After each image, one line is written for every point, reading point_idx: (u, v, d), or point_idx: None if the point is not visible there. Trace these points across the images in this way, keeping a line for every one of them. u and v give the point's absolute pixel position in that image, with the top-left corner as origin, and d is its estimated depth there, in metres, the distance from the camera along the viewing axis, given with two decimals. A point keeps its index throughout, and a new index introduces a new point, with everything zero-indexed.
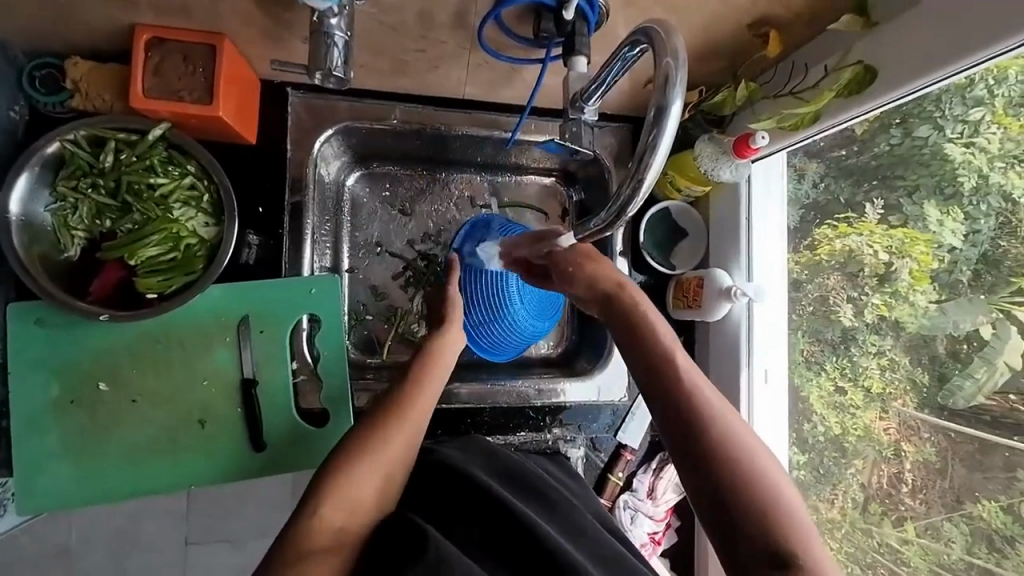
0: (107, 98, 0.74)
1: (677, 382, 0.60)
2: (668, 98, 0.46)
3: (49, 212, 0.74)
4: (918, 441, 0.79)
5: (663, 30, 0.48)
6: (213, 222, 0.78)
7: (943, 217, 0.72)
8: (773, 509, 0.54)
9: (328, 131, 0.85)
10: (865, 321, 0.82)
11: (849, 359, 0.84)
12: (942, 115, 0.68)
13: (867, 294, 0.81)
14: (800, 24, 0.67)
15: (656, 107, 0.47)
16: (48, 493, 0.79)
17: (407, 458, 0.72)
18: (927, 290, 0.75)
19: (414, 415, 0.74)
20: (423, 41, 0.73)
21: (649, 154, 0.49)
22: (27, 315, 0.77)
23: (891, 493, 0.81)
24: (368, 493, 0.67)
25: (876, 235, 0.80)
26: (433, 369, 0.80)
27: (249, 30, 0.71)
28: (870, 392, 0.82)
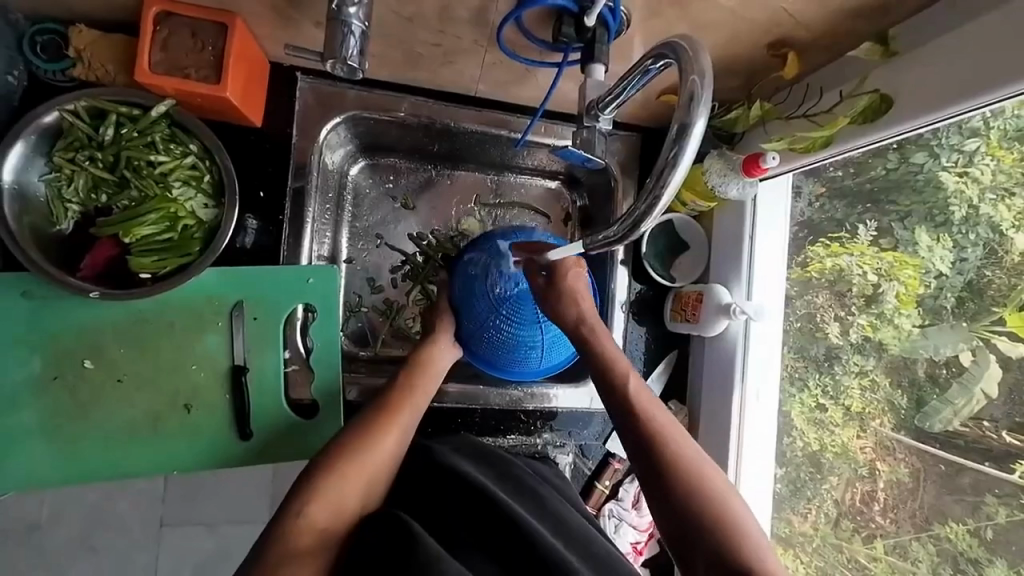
0: (110, 69, 0.72)
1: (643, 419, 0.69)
2: (692, 116, 0.46)
3: (45, 182, 0.72)
4: (893, 461, 0.80)
5: (691, 47, 0.48)
6: (212, 203, 0.76)
7: (933, 243, 0.73)
8: (727, 542, 0.60)
9: (335, 119, 0.84)
10: (849, 340, 0.83)
11: (830, 377, 0.86)
12: (938, 144, 0.68)
13: (854, 313, 0.82)
14: (823, 49, 0.67)
15: (679, 124, 0.47)
16: (24, 469, 0.77)
17: (392, 463, 0.71)
18: (912, 314, 0.76)
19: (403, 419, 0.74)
20: (440, 36, 0.72)
21: (669, 170, 0.48)
22: (13, 287, 0.75)
23: (862, 510, 0.82)
24: (352, 493, 0.67)
25: (867, 256, 0.81)
26: (425, 377, 0.79)
27: (262, 12, 0.69)
28: (850, 411, 0.83)
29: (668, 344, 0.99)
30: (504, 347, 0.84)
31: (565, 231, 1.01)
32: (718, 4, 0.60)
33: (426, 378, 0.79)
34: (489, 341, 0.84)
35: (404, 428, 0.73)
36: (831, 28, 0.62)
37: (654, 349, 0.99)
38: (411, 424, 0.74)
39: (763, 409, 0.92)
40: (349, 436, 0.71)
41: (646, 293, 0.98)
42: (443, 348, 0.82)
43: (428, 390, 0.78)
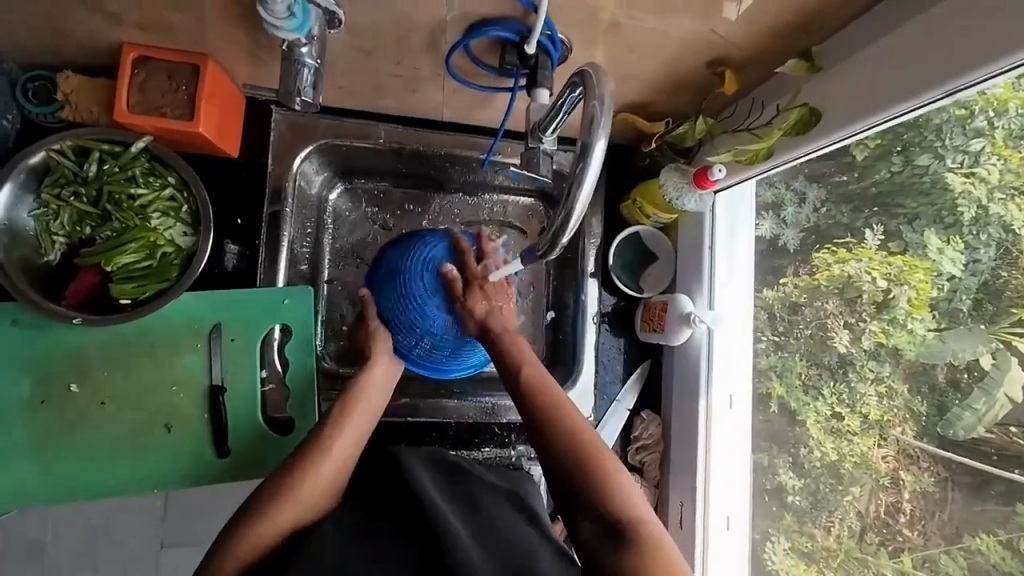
0: (94, 110, 0.78)
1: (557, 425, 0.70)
2: (592, 137, 0.49)
3: (33, 217, 0.77)
4: (917, 470, 0.73)
5: (597, 73, 0.51)
6: (191, 231, 0.80)
7: (943, 245, 0.68)
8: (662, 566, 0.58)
9: (308, 148, 0.89)
10: (862, 348, 0.77)
11: (846, 384, 0.79)
12: (942, 145, 0.65)
13: (864, 319, 0.77)
14: (760, 65, 0.69)
15: (583, 143, 0.50)
16: (15, 490, 0.80)
17: (340, 478, 0.71)
18: (926, 318, 0.71)
19: (341, 445, 0.72)
20: (400, 66, 0.76)
21: (575, 188, 0.51)
22: (6, 315, 0.80)
23: (889, 523, 0.75)
24: (299, 506, 0.66)
25: (876, 261, 0.75)
26: (370, 392, 0.79)
27: (232, 52, 0.74)
28: (868, 419, 0.77)
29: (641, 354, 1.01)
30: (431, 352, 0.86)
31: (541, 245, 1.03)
32: (650, 28, 0.63)
33: (373, 392, 0.80)
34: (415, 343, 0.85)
35: (350, 442, 0.73)
36: (762, 46, 0.65)
37: (629, 357, 1.01)
38: (358, 438, 0.74)
39: (737, 417, 0.93)
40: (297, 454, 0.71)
41: (618, 307, 1.00)
42: (386, 360, 0.83)
43: (377, 403, 0.79)
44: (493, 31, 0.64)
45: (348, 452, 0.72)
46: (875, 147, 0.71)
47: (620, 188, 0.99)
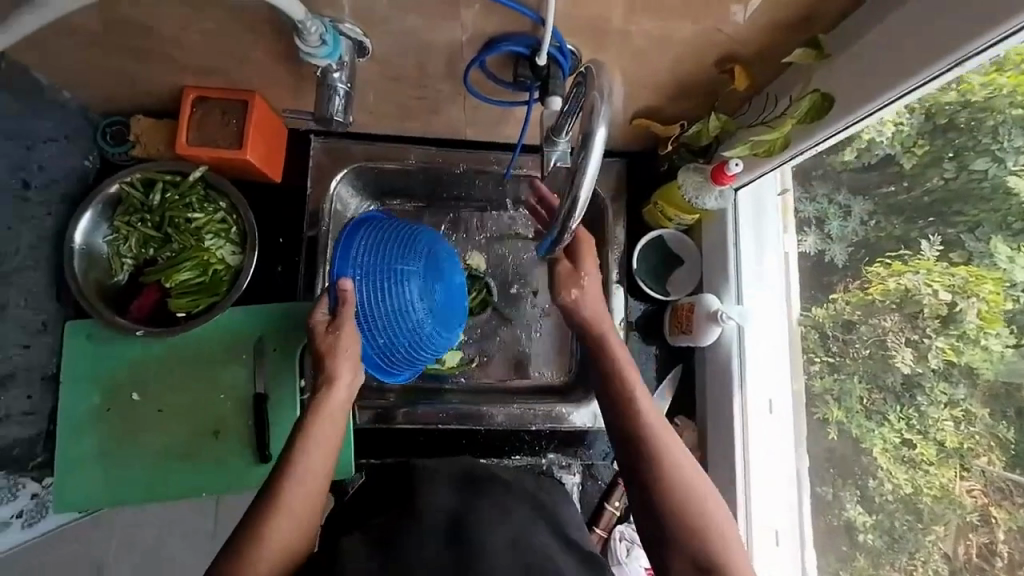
0: (160, 147, 0.88)
1: (650, 440, 0.64)
2: (593, 125, 0.52)
3: (107, 243, 0.86)
4: (1012, 507, 0.65)
5: (597, 69, 0.55)
6: (239, 250, 0.88)
7: (1015, 253, 0.63)
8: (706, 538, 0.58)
9: (342, 171, 0.95)
10: (930, 367, 0.71)
11: (915, 408, 0.73)
12: (1001, 147, 0.62)
13: (929, 336, 0.70)
14: (765, 60, 0.70)
15: (584, 133, 0.53)
16: (83, 495, 0.86)
17: (311, 507, 0.66)
18: (1003, 333, 0.65)
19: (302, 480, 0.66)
20: (422, 89, 0.82)
21: (580, 175, 0.54)
22: (80, 332, 0.87)
23: (984, 569, 0.67)
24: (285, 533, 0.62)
25: (935, 272, 0.70)
26: (331, 401, 0.72)
27: (273, 86, 0.82)
28: (945, 446, 0.70)
29: (670, 359, 0.99)
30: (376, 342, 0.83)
31: None
32: (651, 32, 0.66)
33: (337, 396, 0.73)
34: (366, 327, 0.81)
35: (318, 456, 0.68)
36: (768, 40, 0.67)
37: (660, 360, 0.99)
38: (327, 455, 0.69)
39: (779, 423, 0.90)
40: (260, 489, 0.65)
41: (647, 313, 1.00)
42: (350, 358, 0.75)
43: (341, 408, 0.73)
44: (505, 46, 0.68)
45: (319, 469, 0.68)
46: (924, 154, 0.70)
47: (641, 192, 1.00)
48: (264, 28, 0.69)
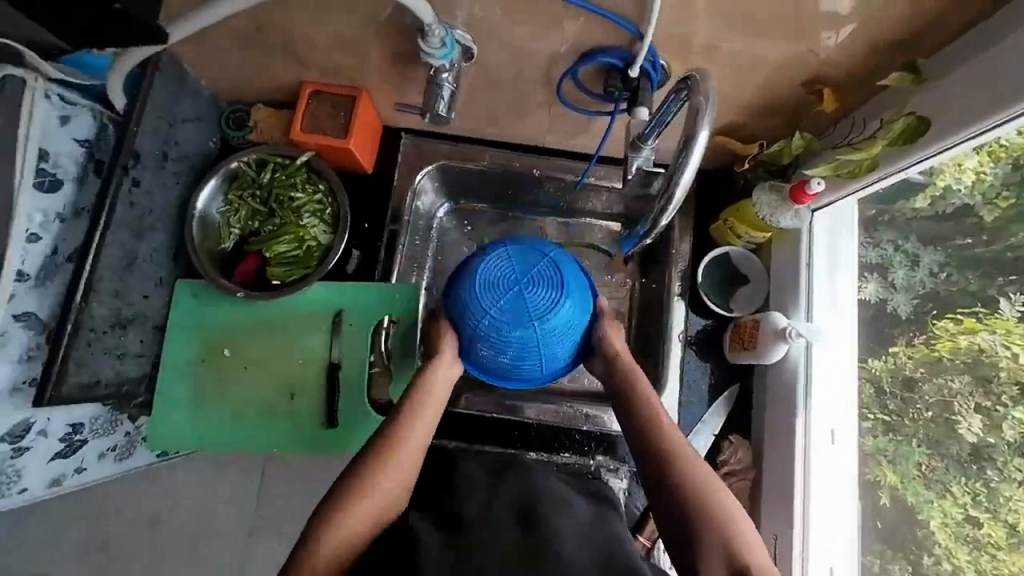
0: (275, 134, 0.99)
1: (660, 445, 0.71)
2: (696, 128, 0.59)
3: (219, 213, 0.96)
4: None
5: (701, 77, 0.61)
6: (330, 230, 0.96)
7: None
8: (725, 541, 0.63)
9: (427, 168, 1.03)
10: (1005, 439, 0.70)
11: (982, 484, 0.72)
12: None
13: (1006, 404, 0.70)
14: (857, 83, 0.74)
15: (687, 135, 0.60)
16: (173, 436, 0.97)
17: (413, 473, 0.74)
18: None
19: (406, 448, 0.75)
20: (514, 95, 0.88)
21: (680, 170, 0.63)
22: (188, 290, 0.98)
23: None
24: (376, 503, 0.70)
25: (1015, 335, 0.70)
26: (431, 380, 0.83)
27: (381, 85, 0.91)
28: (1016, 531, 0.68)
29: (727, 378, 0.99)
30: (490, 356, 0.84)
31: (625, 268, 1.08)
32: (740, 52, 0.71)
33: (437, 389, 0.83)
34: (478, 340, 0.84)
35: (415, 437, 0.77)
36: (864, 62, 0.70)
37: (716, 380, 0.99)
38: (421, 439, 0.77)
39: (840, 455, 0.87)
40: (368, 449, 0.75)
41: (707, 328, 1.00)
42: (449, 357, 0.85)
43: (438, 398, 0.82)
44: (601, 57, 0.74)
45: (413, 451, 0.76)
46: (1009, 208, 0.71)
47: (712, 209, 1.01)
48: (387, 28, 0.78)
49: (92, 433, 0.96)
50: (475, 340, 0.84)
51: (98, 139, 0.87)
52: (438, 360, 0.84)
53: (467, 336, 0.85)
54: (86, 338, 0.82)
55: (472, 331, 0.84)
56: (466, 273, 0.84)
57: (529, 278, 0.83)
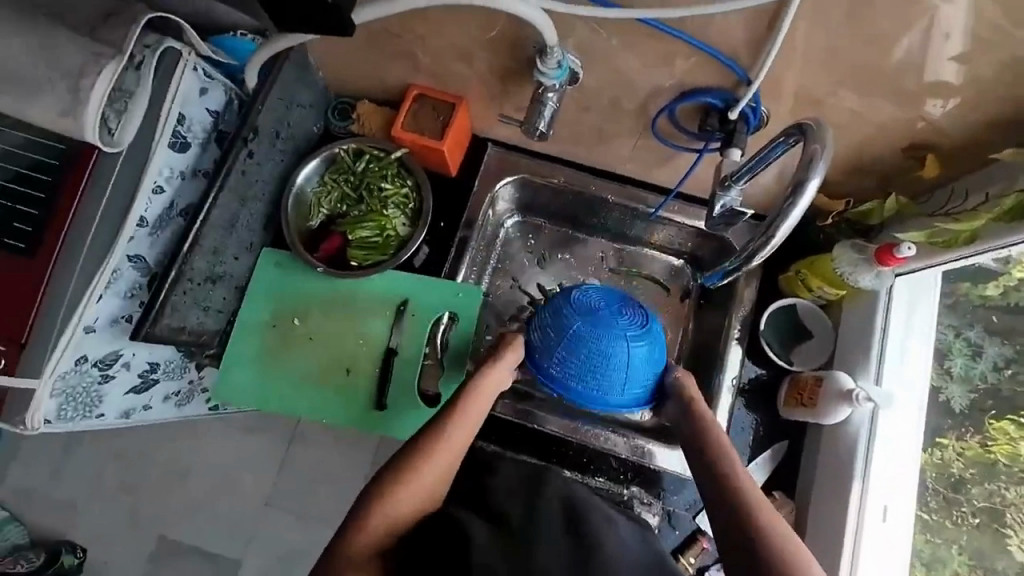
0: (375, 128, 1.07)
1: (753, 527, 0.68)
2: (809, 173, 0.62)
3: (313, 192, 1.04)
4: None
5: (818, 125, 0.63)
6: (410, 224, 1.03)
7: None
8: None
9: (507, 178, 1.07)
10: None
11: None
12: None
13: None
14: (964, 154, 0.75)
15: (799, 179, 0.62)
16: (236, 391, 1.03)
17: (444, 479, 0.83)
18: None
19: (440, 457, 0.82)
20: (606, 122, 0.92)
21: (783, 215, 0.65)
22: (272, 259, 1.05)
23: None
24: (419, 495, 0.80)
25: None
26: (475, 396, 0.88)
27: (482, 97, 0.97)
28: None
29: (776, 434, 0.96)
30: (568, 380, 0.88)
31: (681, 305, 1.10)
32: (850, 108, 0.74)
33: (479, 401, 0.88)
34: (557, 361, 0.88)
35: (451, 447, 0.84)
36: (974, 135, 0.72)
37: (763, 434, 0.97)
38: (460, 450, 0.85)
39: (891, 533, 0.84)
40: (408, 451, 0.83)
41: (761, 378, 0.98)
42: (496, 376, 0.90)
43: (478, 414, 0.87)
44: (702, 97, 0.78)
45: (454, 455, 0.84)
46: None
47: (783, 260, 1.00)
48: (505, 46, 0.84)
49: (164, 375, 1.06)
50: (552, 364, 0.88)
51: (225, 111, 0.96)
52: (487, 377, 0.89)
53: (543, 350, 0.89)
54: (183, 287, 0.90)
55: (553, 353, 0.88)
56: (562, 296, 0.89)
57: (618, 317, 0.86)
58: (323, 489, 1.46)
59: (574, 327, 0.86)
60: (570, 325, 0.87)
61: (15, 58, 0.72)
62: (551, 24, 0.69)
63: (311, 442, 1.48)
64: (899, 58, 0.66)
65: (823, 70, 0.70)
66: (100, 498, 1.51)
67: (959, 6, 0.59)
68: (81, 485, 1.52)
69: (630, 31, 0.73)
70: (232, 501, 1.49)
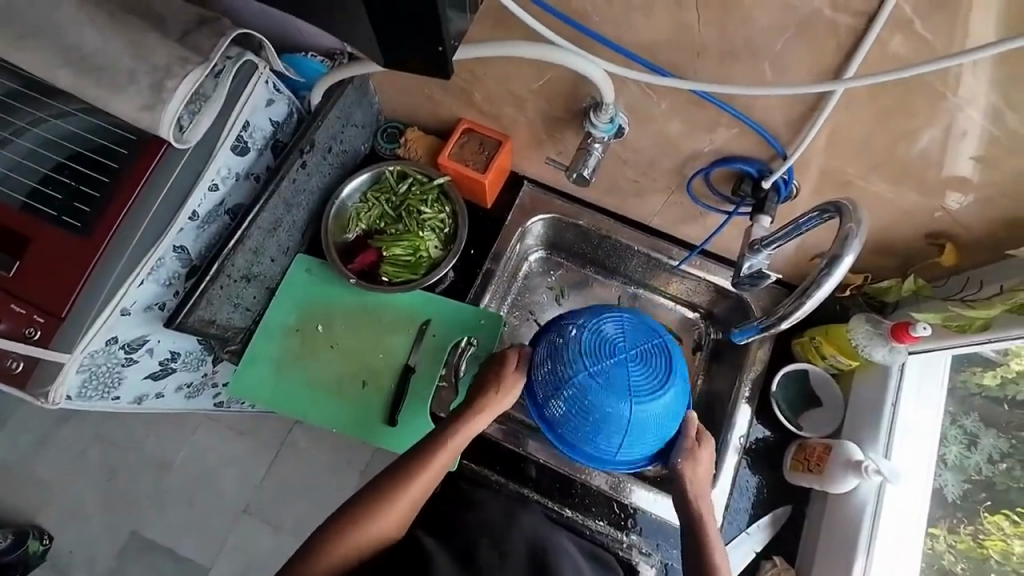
0: (421, 154, 1.12)
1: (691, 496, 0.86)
2: (843, 250, 0.66)
3: (354, 207, 1.08)
4: None
5: (851, 206, 0.68)
6: (442, 248, 1.07)
7: None
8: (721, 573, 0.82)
9: (539, 216, 1.11)
10: None
11: None
12: None
13: None
14: (980, 247, 0.80)
15: (833, 255, 0.67)
16: (249, 388, 1.05)
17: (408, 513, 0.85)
18: None
19: (410, 493, 0.85)
20: (641, 175, 0.97)
21: (815, 286, 0.70)
22: (303, 265, 1.09)
23: None
24: (380, 531, 0.83)
25: None
26: (453, 437, 0.88)
27: (527, 139, 1.03)
28: None
29: (776, 497, 0.97)
30: (570, 425, 0.85)
31: (692, 358, 1.13)
32: (877, 189, 0.79)
33: (430, 475, 0.86)
34: (560, 402, 0.84)
35: (376, 538, 0.83)
36: (987, 232, 0.77)
37: (767, 495, 0.97)
38: (427, 490, 0.86)
39: None
40: (384, 481, 0.85)
41: (767, 440, 0.99)
42: (453, 449, 0.88)
43: (431, 484, 0.86)
44: (738, 164, 0.84)
45: (422, 491, 0.85)
46: None
47: (798, 325, 1.02)
48: (557, 96, 0.90)
49: (182, 365, 1.08)
50: (561, 396, 0.84)
51: (284, 122, 1.00)
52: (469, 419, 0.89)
53: (545, 384, 0.86)
54: (221, 282, 0.93)
55: (557, 389, 0.85)
56: (559, 332, 0.86)
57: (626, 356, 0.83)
58: (308, 499, 1.44)
59: (577, 365, 0.83)
60: (574, 363, 0.84)
61: (106, 54, 0.78)
62: (608, 80, 0.77)
63: (303, 450, 1.47)
64: (921, 151, 0.72)
65: (852, 155, 0.76)
66: (78, 480, 1.48)
67: (981, 115, 0.64)
68: (62, 464, 1.50)
69: (678, 98, 0.79)
70: (211, 502, 1.46)
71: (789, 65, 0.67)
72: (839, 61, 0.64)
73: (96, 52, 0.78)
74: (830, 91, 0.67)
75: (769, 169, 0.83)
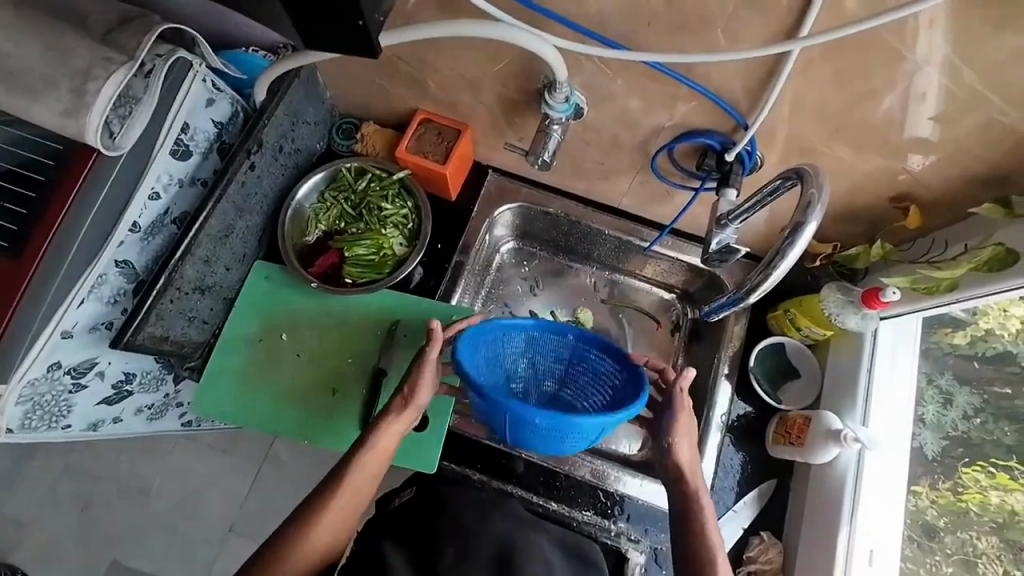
0: (378, 149, 1.08)
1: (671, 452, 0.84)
2: (806, 217, 0.64)
3: (311, 208, 1.04)
4: None
5: (813, 171, 0.67)
6: (407, 244, 1.03)
7: None
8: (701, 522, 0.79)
9: (507, 206, 1.08)
10: None
11: None
12: None
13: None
14: (943, 207, 0.79)
15: (797, 223, 0.65)
16: (213, 402, 1.00)
17: (344, 526, 0.81)
18: None
19: (341, 505, 0.81)
20: (606, 156, 0.94)
21: (780, 256, 0.68)
22: (263, 271, 1.04)
23: None
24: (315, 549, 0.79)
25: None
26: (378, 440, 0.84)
27: (487, 126, 1.00)
28: None
29: (762, 470, 0.97)
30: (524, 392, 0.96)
31: (670, 339, 1.11)
32: (839, 155, 0.78)
33: (361, 483, 0.82)
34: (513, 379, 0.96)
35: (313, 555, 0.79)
36: (949, 191, 0.77)
37: (752, 471, 0.96)
38: (360, 499, 0.83)
39: None
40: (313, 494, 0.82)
41: (748, 416, 0.98)
42: (379, 452, 0.84)
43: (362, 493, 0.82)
44: (701, 138, 0.82)
45: (355, 500, 0.82)
46: None
47: (773, 298, 1.02)
48: (512, 78, 0.86)
49: (139, 386, 1.03)
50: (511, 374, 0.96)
51: (229, 123, 0.95)
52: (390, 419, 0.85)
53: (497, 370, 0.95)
54: (171, 295, 0.87)
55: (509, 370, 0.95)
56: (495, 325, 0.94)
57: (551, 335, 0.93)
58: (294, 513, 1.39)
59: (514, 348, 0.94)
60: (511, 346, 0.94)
61: (18, 58, 0.72)
62: (561, 57, 0.74)
63: (285, 464, 1.41)
64: (882, 113, 0.70)
65: (814, 121, 0.75)
66: (48, 514, 1.41)
67: (937, 73, 0.63)
68: (29, 500, 1.42)
69: (635, 74, 0.76)
70: (191, 525, 1.40)
71: (743, 30, 0.65)
72: (791, 23, 0.62)
73: (7, 56, 0.72)
74: (785, 56, 0.66)
75: (732, 141, 0.81)
